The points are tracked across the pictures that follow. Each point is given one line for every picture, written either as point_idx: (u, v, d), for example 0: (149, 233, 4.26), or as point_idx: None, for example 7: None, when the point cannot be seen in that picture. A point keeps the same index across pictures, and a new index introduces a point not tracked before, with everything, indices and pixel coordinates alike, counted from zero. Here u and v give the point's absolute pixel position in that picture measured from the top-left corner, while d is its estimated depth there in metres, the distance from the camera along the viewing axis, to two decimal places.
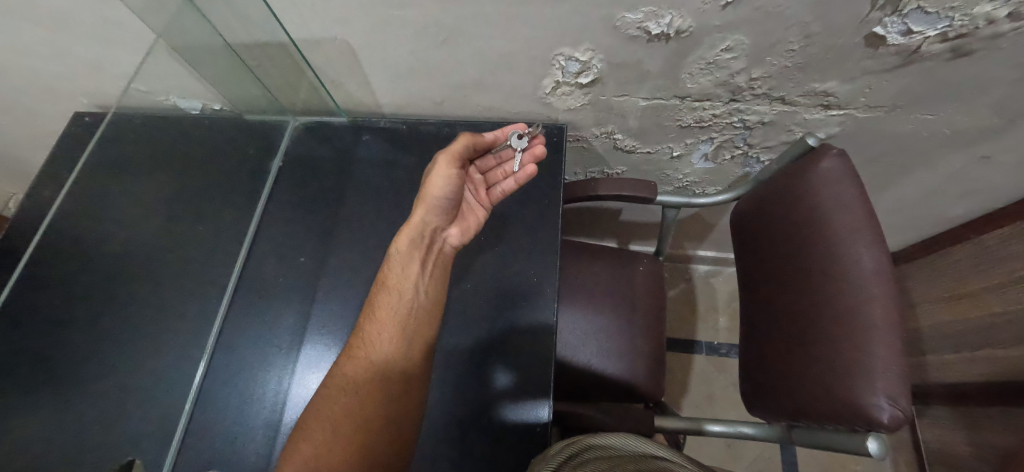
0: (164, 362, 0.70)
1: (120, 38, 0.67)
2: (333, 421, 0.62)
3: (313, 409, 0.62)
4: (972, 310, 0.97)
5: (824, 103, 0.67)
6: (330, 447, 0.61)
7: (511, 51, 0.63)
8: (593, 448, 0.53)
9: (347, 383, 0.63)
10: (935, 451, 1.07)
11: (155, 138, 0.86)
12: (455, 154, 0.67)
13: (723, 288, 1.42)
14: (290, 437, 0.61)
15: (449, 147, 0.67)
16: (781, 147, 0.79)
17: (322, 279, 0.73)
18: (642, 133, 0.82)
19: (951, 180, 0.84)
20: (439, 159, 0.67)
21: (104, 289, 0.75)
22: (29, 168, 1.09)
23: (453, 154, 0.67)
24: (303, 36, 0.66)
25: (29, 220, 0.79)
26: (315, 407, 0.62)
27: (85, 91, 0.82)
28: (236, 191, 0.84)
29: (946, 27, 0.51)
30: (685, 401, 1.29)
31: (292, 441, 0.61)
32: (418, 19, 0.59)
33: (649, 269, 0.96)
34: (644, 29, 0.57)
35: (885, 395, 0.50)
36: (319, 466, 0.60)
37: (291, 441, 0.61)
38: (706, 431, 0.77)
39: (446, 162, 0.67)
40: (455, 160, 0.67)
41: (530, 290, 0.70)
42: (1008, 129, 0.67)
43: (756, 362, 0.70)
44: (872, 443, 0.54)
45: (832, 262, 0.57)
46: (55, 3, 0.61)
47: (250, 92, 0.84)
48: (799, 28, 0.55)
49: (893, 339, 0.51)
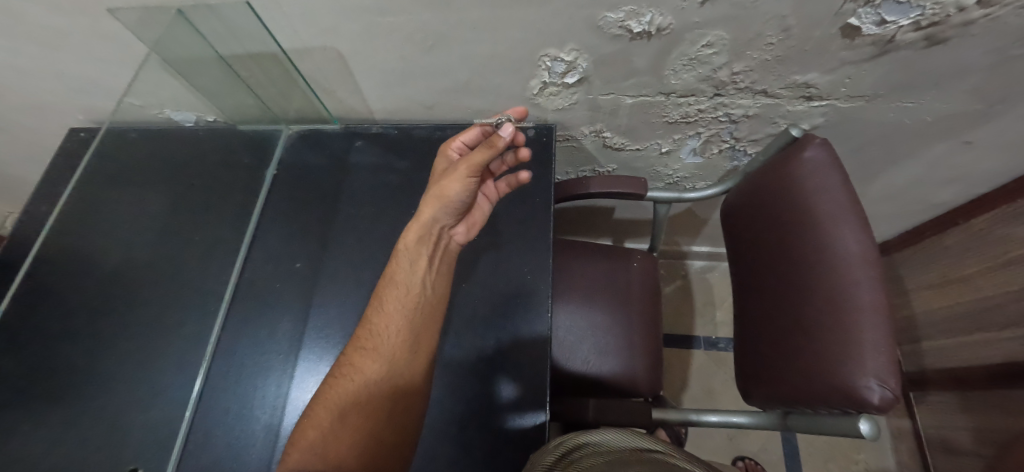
0: (163, 370, 0.71)
1: (115, 53, 0.68)
2: (340, 408, 0.62)
3: (320, 397, 0.63)
4: (965, 295, 0.98)
5: (806, 94, 0.68)
6: (337, 434, 0.62)
7: (498, 54, 0.65)
8: (573, 450, 0.52)
9: (356, 372, 0.64)
10: (934, 437, 1.07)
11: (149, 150, 0.87)
12: (475, 165, 0.60)
13: (719, 283, 1.43)
14: (296, 425, 0.62)
15: (469, 157, 0.60)
16: (767, 140, 0.81)
17: (319, 284, 0.74)
18: (630, 131, 0.83)
19: (935, 167, 0.86)
20: (458, 167, 0.61)
21: (101, 300, 0.75)
22: (25, 185, 1.11)
23: (472, 164, 0.61)
24: (294, 46, 0.67)
25: (28, 235, 0.81)
26: (321, 395, 0.63)
27: (80, 107, 0.83)
28: (232, 200, 0.84)
29: (918, 16, 0.52)
30: (685, 396, 1.30)
31: (299, 428, 0.61)
32: (406, 26, 0.61)
33: (643, 265, 0.96)
34: (626, 28, 0.58)
35: (874, 375, 0.51)
36: (326, 452, 0.60)
37: (297, 427, 0.61)
38: (701, 422, 0.78)
39: (466, 170, 0.61)
40: (474, 169, 0.61)
41: (525, 289, 0.71)
42: (989, 115, 0.69)
43: (749, 351, 0.71)
44: (865, 425, 0.55)
45: (819, 247, 0.58)
46: (47, 18, 0.62)
47: (244, 104, 0.85)
48: (776, 21, 0.56)
49: (880, 321, 0.52)
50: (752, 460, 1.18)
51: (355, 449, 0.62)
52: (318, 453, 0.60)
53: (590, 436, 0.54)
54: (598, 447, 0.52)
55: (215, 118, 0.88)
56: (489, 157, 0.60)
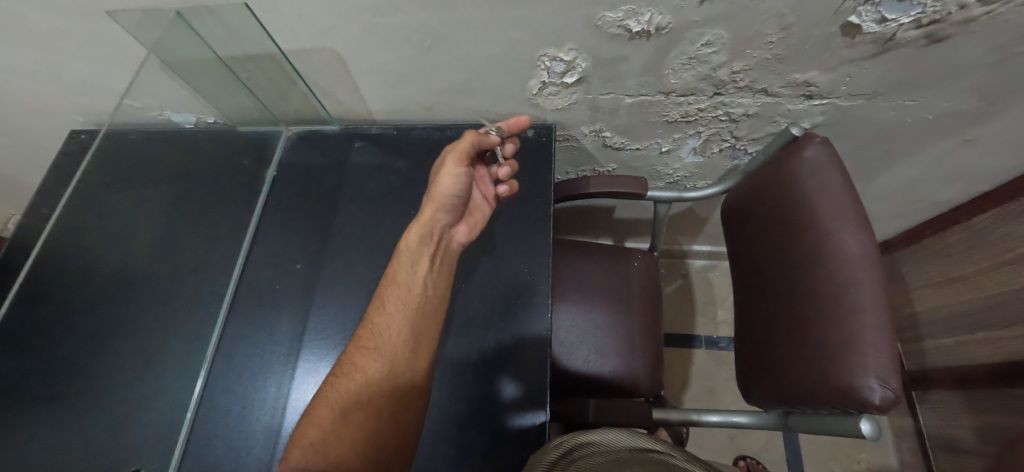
0: (165, 371, 0.71)
1: (114, 55, 0.69)
2: (341, 408, 0.62)
3: (321, 396, 0.63)
4: (968, 294, 0.98)
5: (807, 93, 0.68)
6: (338, 433, 0.61)
7: (497, 54, 0.65)
8: (573, 450, 0.52)
9: (357, 372, 0.64)
10: (937, 436, 1.07)
11: (150, 152, 0.87)
12: (462, 153, 0.64)
13: (720, 282, 1.42)
14: (298, 424, 0.62)
15: (456, 147, 0.64)
16: (768, 138, 0.81)
17: (319, 285, 0.74)
18: (630, 131, 0.83)
19: (937, 165, 0.85)
20: (446, 158, 0.64)
21: (102, 302, 0.75)
22: (27, 187, 1.11)
23: (460, 153, 0.64)
24: (293, 47, 0.67)
25: (29, 238, 0.81)
26: (322, 394, 0.63)
27: (80, 109, 0.83)
28: (232, 201, 0.85)
29: (919, 14, 0.52)
30: (686, 395, 1.30)
31: (301, 427, 0.61)
32: (404, 27, 0.61)
33: (644, 264, 0.96)
34: (625, 27, 0.58)
35: (875, 375, 0.51)
36: (328, 451, 0.60)
37: (299, 426, 0.62)
38: (702, 422, 0.78)
39: (454, 160, 0.64)
40: (462, 157, 0.64)
41: (525, 290, 0.71)
42: (990, 113, 0.68)
43: (750, 351, 0.71)
44: (865, 425, 0.55)
45: (819, 246, 0.58)
46: (48, 21, 0.62)
47: (243, 105, 0.85)
48: (775, 20, 0.56)
49: (881, 321, 0.52)
50: (754, 460, 1.18)
51: (357, 449, 0.61)
52: (319, 451, 0.60)
53: (590, 436, 0.54)
54: (598, 447, 0.52)
55: (216, 120, 0.88)
56: (473, 144, 0.64)
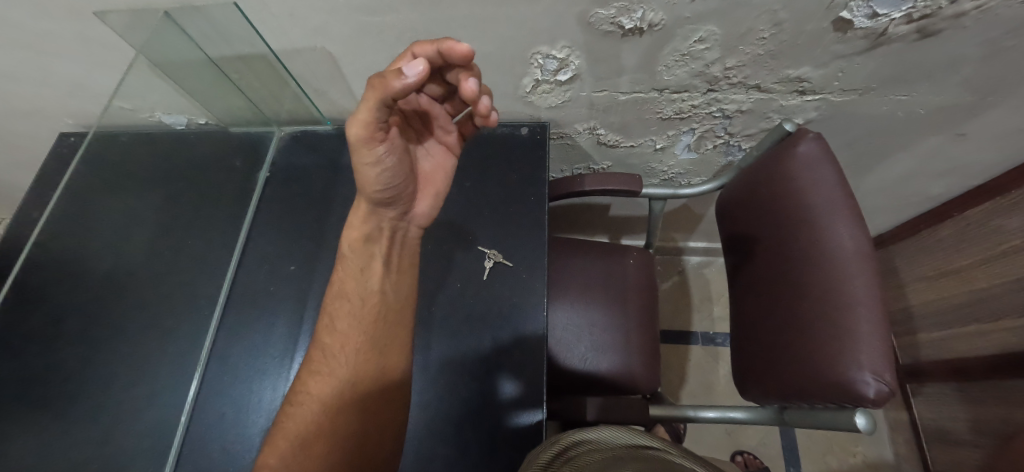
0: (158, 374, 0.70)
1: (102, 56, 0.68)
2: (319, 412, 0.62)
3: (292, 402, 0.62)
4: (959, 287, 0.99)
5: (799, 88, 0.68)
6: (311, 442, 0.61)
7: (489, 51, 0.64)
8: (571, 447, 0.52)
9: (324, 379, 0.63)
10: (931, 428, 1.08)
11: (140, 154, 0.86)
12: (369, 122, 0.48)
13: (716, 278, 1.43)
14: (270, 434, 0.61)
15: (358, 115, 0.48)
16: (761, 134, 0.81)
17: (314, 286, 0.74)
18: (624, 128, 0.83)
19: (929, 160, 0.86)
20: (353, 138, 0.50)
21: (94, 305, 0.74)
22: (18, 191, 1.10)
23: (367, 124, 0.48)
24: (283, 47, 0.66)
25: (20, 242, 0.80)
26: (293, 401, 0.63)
27: (70, 111, 0.82)
28: (224, 202, 0.84)
29: (910, 8, 0.52)
30: (683, 391, 1.30)
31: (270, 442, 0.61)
32: (395, 25, 0.60)
33: (639, 260, 0.97)
34: (618, 24, 0.58)
35: (870, 369, 0.51)
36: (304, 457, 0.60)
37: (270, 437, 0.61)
38: (698, 417, 0.78)
39: (365, 144, 0.50)
40: (372, 133, 0.49)
41: (520, 288, 0.71)
42: (981, 107, 0.69)
43: (746, 349, 0.71)
44: (860, 419, 0.55)
45: (813, 242, 0.58)
46: (31, 21, 0.61)
47: (234, 105, 0.85)
48: (767, 16, 0.56)
49: (874, 315, 0.52)
50: (751, 455, 1.19)
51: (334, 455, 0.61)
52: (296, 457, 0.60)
53: (588, 432, 0.54)
54: (597, 444, 0.52)
55: (207, 121, 0.88)
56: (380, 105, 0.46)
